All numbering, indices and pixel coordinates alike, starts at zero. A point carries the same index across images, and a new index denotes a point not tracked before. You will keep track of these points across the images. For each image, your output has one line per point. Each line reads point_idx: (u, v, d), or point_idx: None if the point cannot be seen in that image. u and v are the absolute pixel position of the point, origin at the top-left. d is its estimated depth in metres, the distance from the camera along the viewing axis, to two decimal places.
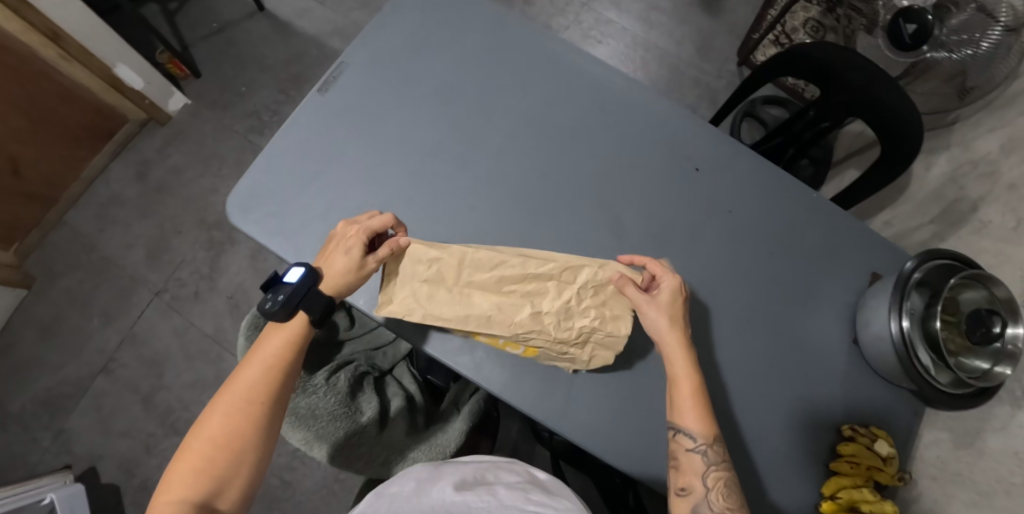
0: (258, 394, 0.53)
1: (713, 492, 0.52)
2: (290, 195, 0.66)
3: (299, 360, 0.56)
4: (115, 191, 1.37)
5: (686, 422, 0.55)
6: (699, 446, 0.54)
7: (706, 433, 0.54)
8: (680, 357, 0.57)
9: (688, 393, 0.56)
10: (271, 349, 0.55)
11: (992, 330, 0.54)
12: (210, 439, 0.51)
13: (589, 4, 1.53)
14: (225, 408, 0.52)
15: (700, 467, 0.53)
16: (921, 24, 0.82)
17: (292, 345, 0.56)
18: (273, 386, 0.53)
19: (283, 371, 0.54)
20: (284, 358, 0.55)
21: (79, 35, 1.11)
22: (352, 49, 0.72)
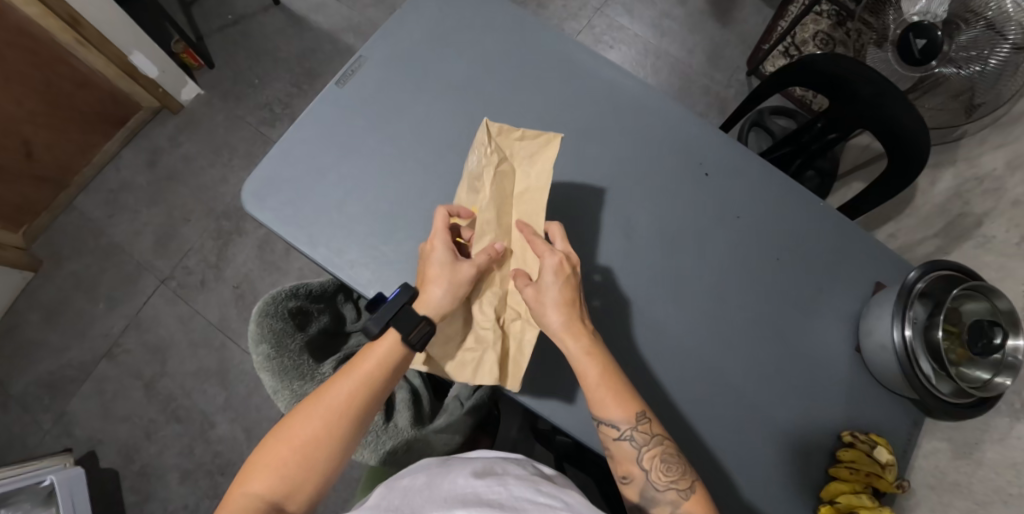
0: (343, 410, 0.51)
1: (654, 472, 0.54)
2: (306, 185, 0.67)
3: (389, 381, 0.54)
4: (125, 177, 1.38)
5: (608, 412, 0.55)
6: (626, 432, 0.55)
7: (629, 418, 0.55)
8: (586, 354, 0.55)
9: (595, 380, 0.55)
10: (364, 365, 0.53)
11: (994, 341, 0.55)
12: (295, 445, 0.50)
13: (602, 9, 1.55)
14: (312, 415, 0.51)
15: (633, 454, 0.55)
16: (931, 39, 0.84)
17: (385, 366, 0.53)
18: (363, 406, 0.52)
19: (375, 394, 0.53)
20: (379, 381, 0.53)
21: (97, 22, 1.12)
22: (371, 43, 0.73)
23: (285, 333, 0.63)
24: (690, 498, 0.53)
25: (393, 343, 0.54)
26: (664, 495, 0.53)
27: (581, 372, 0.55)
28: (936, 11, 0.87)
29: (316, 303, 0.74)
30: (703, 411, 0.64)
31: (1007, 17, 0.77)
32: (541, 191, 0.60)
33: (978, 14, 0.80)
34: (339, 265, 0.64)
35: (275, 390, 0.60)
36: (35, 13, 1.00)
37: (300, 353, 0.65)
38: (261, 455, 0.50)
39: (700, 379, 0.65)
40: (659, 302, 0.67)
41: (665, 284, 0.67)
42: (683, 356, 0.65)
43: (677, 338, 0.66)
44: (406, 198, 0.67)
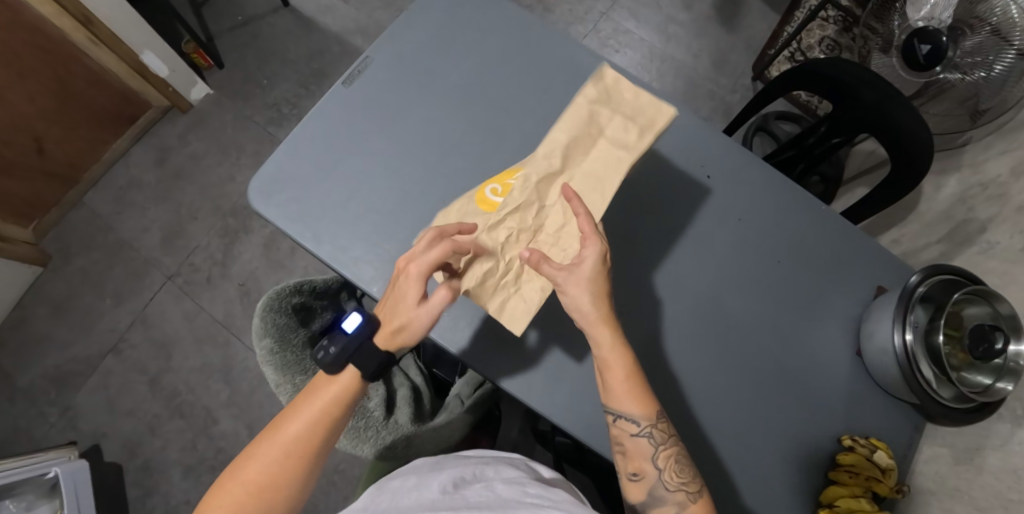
0: (297, 448, 0.52)
1: (666, 472, 0.55)
2: (312, 182, 0.67)
3: (345, 416, 0.54)
4: (134, 174, 1.39)
5: (628, 409, 0.55)
6: (644, 429, 0.55)
7: (649, 415, 0.55)
8: (608, 343, 0.54)
9: (621, 376, 0.55)
10: (321, 402, 0.53)
11: (994, 346, 0.55)
12: (245, 483, 0.51)
13: (608, 13, 1.56)
14: (267, 454, 0.51)
15: (649, 451, 0.55)
16: (936, 45, 0.84)
17: (339, 404, 0.53)
18: (313, 443, 0.52)
19: (326, 430, 0.53)
20: (329, 415, 0.53)
21: (109, 20, 1.14)
22: (377, 44, 0.74)
23: (289, 328, 0.64)
24: (696, 501, 0.54)
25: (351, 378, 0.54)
26: (672, 495, 0.54)
27: (609, 368, 0.55)
28: (940, 17, 0.85)
29: (319, 300, 0.75)
30: (703, 413, 0.64)
31: (1012, 23, 0.78)
32: (626, 150, 0.54)
33: (983, 20, 0.81)
34: (343, 262, 0.64)
35: (277, 384, 0.60)
36: (49, 12, 1.02)
37: (303, 348, 0.65)
38: (213, 495, 0.51)
39: (700, 378, 0.65)
40: (660, 301, 0.67)
41: (666, 285, 0.68)
42: (683, 355, 0.65)
43: (678, 337, 0.66)
44: (408, 197, 0.67)
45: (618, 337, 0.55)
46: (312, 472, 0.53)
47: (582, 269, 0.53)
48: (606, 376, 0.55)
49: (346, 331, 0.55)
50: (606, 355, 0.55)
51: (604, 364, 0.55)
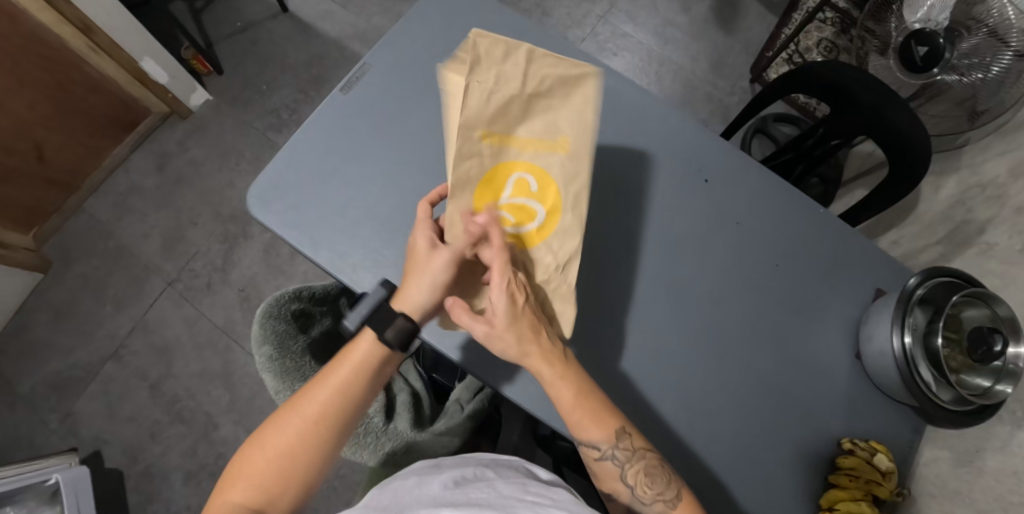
0: (320, 415, 0.51)
1: (639, 487, 0.54)
2: (309, 189, 0.68)
3: (371, 383, 0.54)
4: (134, 181, 1.40)
5: (585, 437, 0.54)
6: (607, 452, 0.54)
7: (609, 437, 0.54)
8: (546, 369, 0.54)
9: (568, 404, 0.54)
10: (346, 368, 0.53)
11: (994, 348, 0.54)
12: (269, 454, 0.50)
13: (606, 17, 1.56)
14: (291, 421, 0.51)
15: (618, 472, 0.55)
16: (932, 47, 0.85)
17: (365, 368, 0.53)
18: (337, 412, 0.52)
19: (351, 397, 0.53)
20: (355, 383, 0.53)
21: (108, 28, 1.14)
22: (375, 50, 0.74)
23: (289, 334, 0.64)
24: (679, 504, 0.53)
25: (372, 343, 0.54)
26: (651, 508, 0.54)
27: (554, 394, 0.54)
28: (937, 19, 0.86)
29: (319, 306, 0.75)
30: (705, 416, 0.64)
31: (1007, 24, 0.78)
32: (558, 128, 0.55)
33: (980, 22, 0.81)
34: (341, 268, 0.64)
35: (278, 391, 0.60)
36: (50, 20, 1.03)
37: (302, 355, 0.65)
38: (235, 468, 0.50)
39: (701, 380, 0.65)
40: (660, 305, 0.67)
41: (665, 290, 0.68)
42: (683, 359, 0.65)
43: (678, 343, 0.66)
44: (407, 203, 0.67)
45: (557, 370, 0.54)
46: (335, 445, 0.53)
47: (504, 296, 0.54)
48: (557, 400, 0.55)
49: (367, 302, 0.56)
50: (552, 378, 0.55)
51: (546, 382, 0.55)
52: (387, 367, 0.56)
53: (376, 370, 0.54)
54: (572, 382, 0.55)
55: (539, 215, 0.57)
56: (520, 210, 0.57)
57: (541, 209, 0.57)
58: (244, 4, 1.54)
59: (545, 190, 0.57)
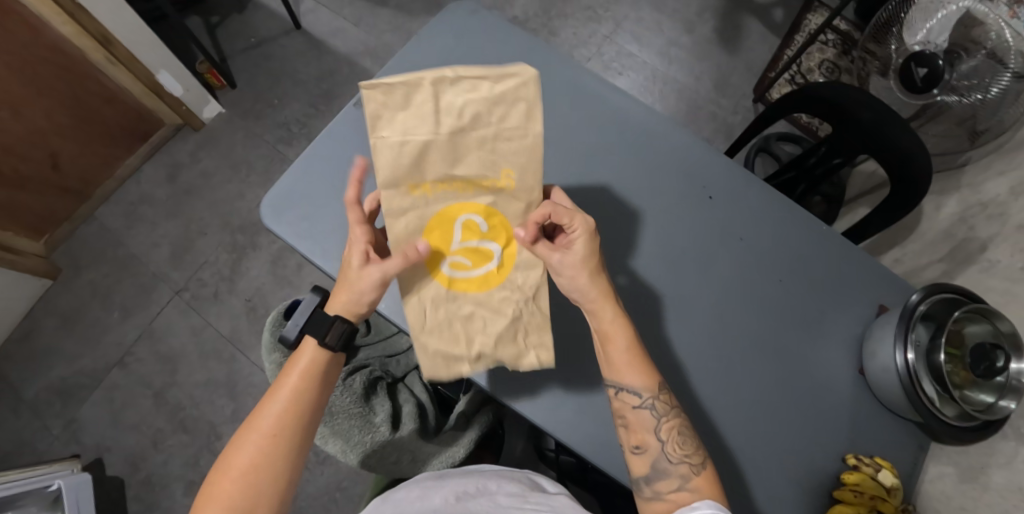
0: (278, 428, 0.52)
1: (669, 444, 0.55)
2: (320, 200, 0.69)
3: (322, 388, 0.56)
4: (145, 190, 1.42)
5: (628, 381, 0.56)
6: (646, 401, 0.56)
7: (650, 386, 0.56)
8: (609, 311, 0.56)
9: (621, 348, 0.56)
10: (292, 378, 0.55)
11: (995, 364, 0.56)
12: (234, 473, 0.50)
13: (611, 37, 1.60)
14: (250, 440, 0.52)
15: (652, 423, 0.56)
16: (932, 68, 0.85)
17: (312, 374, 0.55)
18: (292, 419, 0.53)
19: (307, 402, 0.54)
20: (308, 388, 0.54)
21: (127, 41, 1.17)
22: (388, 67, 0.77)
23: None
24: (700, 473, 0.54)
25: (315, 349, 0.55)
26: (676, 468, 0.54)
27: (611, 338, 0.56)
28: (936, 41, 0.88)
29: None
30: (709, 429, 0.64)
31: (1006, 46, 0.79)
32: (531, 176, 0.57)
33: (979, 44, 0.83)
34: None
35: None
36: (69, 32, 1.06)
37: None
38: (206, 494, 0.50)
39: (706, 391, 0.66)
40: (664, 318, 0.68)
41: (670, 302, 0.69)
42: (687, 371, 0.66)
43: (683, 357, 0.67)
44: None
45: (619, 310, 0.57)
46: (298, 452, 0.53)
47: (572, 255, 0.55)
48: (609, 350, 0.57)
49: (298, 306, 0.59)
50: (606, 326, 0.56)
51: (607, 336, 0.57)
52: (335, 373, 0.58)
53: (323, 374, 0.56)
54: (630, 340, 0.57)
55: (495, 253, 0.55)
56: (474, 253, 0.55)
57: (495, 247, 0.55)
58: (259, 21, 1.58)
59: (494, 225, 0.54)
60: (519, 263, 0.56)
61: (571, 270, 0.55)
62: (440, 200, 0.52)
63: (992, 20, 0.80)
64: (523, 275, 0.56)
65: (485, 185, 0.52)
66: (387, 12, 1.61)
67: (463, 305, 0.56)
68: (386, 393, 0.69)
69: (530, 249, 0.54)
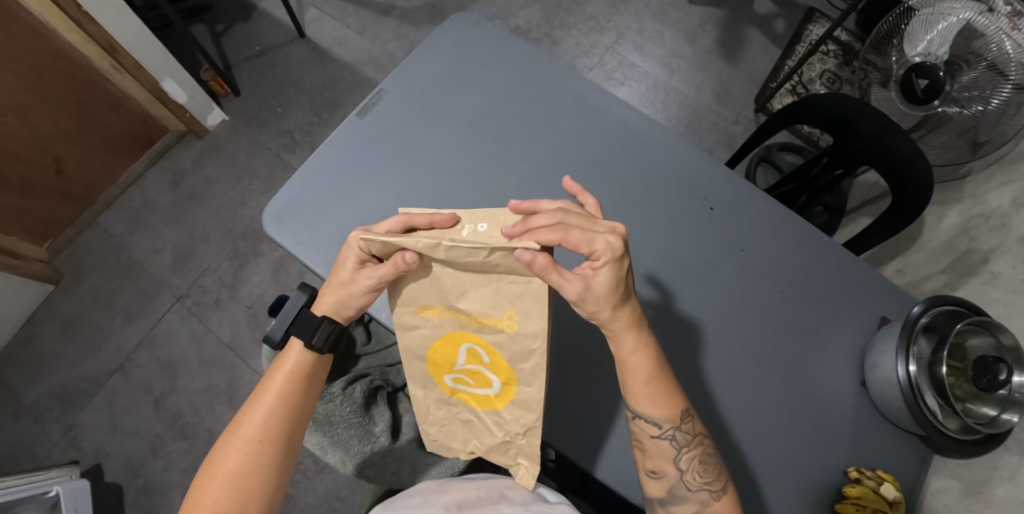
0: (264, 432, 0.52)
1: (689, 474, 0.55)
2: (321, 208, 0.69)
3: (307, 391, 0.55)
4: (149, 197, 1.43)
5: (652, 412, 0.54)
6: (667, 432, 0.55)
7: (674, 418, 0.54)
8: (629, 339, 0.51)
9: (641, 378, 0.53)
10: (275, 382, 0.54)
11: (999, 377, 0.55)
12: (217, 477, 0.50)
13: (613, 47, 1.61)
14: (234, 445, 0.51)
15: (673, 454, 0.55)
16: (933, 80, 0.88)
17: (294, 377, 0.54)
18: (276, 421, 0.53)
19: (292, 404, 0.54)
20: (293, 389, 0.54)
21: (133, 49, 1.18)
22: (392, 77, 0.78)
23: None
24: (720, 499, 0.54)
25: (300, 350, 0.55)
26: (695, 496, 0.54)
27: (632, 369, 0.53)
28: (937, 53, 0.88)
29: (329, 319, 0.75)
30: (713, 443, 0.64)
31: (1007, 58, 0.79)
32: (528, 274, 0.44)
33: (979, 56, 0.82)
34: None
35: None
36: (75, 40, 1.07)
37: None
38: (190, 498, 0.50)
39: (706, 405, 0.65)
40: (666, 330, 0.68)
41: (670, 313, 0.69)
42: (688, 383, 0.66)
43: (684, 369, 0.66)
44: None
45: (641, 341, 0.52)
46: (285, 457, 0.53)
47: (593, 288, 0.46)
48: (628, 377, 0.54)
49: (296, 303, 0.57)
50: (629, 358, 0.52)
51: (630, 367, 0.53)
52: (321, 374, 0.57)
53: (308, 376, 0.55)
54: (660, 376, 0.54)
55: (495, 383, 0.51)
56: (475, 375, 0.51)
57: (496, 379, 0.50)
58: (263, 29, 1.60)
59: (496, 362, 0.49)
60: (518, 399, 0.50)
61: (592, 302, 0.48)
62: (444, 325, 0.48)
63: (993, 32, 0.80)
64: (519, 413, 0.51)
65: (488, 322, 0.46)
66: (391, 21, 1.63)
67: (463, 410, 0.55)
68: (386, 403, 0.69)
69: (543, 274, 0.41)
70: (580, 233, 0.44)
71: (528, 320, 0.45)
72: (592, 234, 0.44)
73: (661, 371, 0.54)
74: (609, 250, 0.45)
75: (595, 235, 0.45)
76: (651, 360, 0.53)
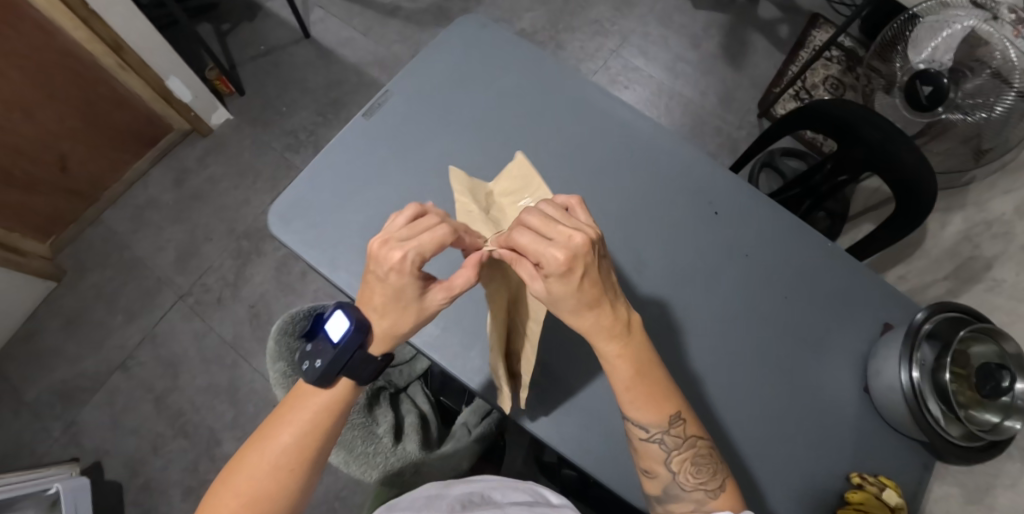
0: (293, 463, 0.49)
1: (681, 475, 0.54)
2: (327, 209, 0.70)
3: (340, 421, 0.51)
4: (152, 195, 1.43)
5: (639, 416, 0.52)
6: (655, 435, 0.53)
7: (662, 421, 0.53)
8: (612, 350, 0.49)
9: (622, 382, 0.51)
10: (307, 410, 0.50)
11: (1002, 384, 0.55)
12: (238, 501, 0.48)
13: (617, 51, 1.61)
14: (258, 471, 0.48)
15: (662, 456, 0.53)
16: (937, 86, 0.87)
17: (332, 410, 0.50)
18: (307, 452, 0.49)
19: (324, 433, 0.50)
20: (325, 419, 0.50)
21: (139, 47, 1.18)
22: (398, 79, 0.78)
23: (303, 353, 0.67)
24: (718, 497, 0.53)
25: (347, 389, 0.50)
26: (689, 495, 0.53)
27: (614, 370, 0.50)
28: (941, 60, 0.87)
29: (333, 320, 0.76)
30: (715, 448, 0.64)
31: (1011, 66, 0.80)
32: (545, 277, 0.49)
33: (984, 63, 0.83)
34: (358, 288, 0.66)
35: None
36: (82, 38, 1.07)
37: None
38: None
39: (707, 411, 0.65)
40: (670, 333, 0.68)
41: (675, 317, 0.69)
42: (691, 387, 0.66)
43: (685, 373, 0.66)
44: None
45: (624, 346, 0.49)
46: (308, 483, 0.51)
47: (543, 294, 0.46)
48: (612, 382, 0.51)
49: (333, 340, 0.48)
50: (617, 365, 0.50)
51: (616, 372, 0.50)
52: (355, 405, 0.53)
53: (345, 407, 0.51)
54: (644, 382, 0.51)
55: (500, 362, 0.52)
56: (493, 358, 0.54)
57: None
58: (269, 29, 1.60)
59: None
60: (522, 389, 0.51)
61: (560, 306, 0.46)
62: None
63: (997, 39, 0.81)
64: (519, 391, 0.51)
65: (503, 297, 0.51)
66: (396, 23, 1.63)
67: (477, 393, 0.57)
68: (388, 404, 0.70)
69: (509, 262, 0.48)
70: (532, 243, 0.44)
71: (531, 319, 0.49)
72: (543, 247, 0.43)
73: (648, 370, 0.51)
74: (552, 265, 0.43)
75: (546, 249, 0.43)
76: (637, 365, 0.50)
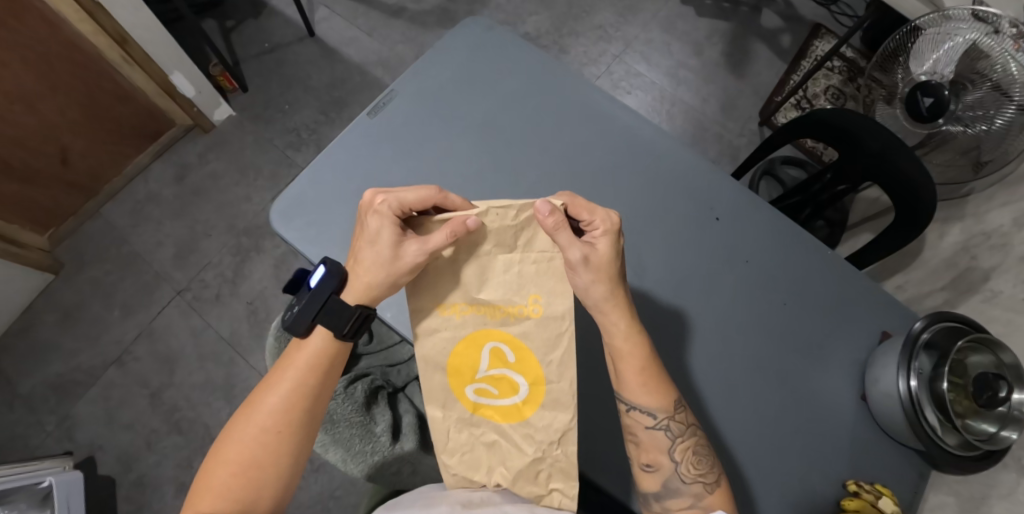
0: (284, 423, 0.51)
1: (683, 465, 0.55)
2: (328, 206, 0.70)
3: (329, 379, 0.54)
4: (153, 190, 1.43)
5: (643, 402, 0.55)
6: (661, 422, 0.55)
7: (667, 408, 0.55)
8: (621, 328, 0.53)
9: (635, 366, 0.54)
10: (294, 373, 0.52)
11: (998, 394, 0.56)
12: (230, 464, 0.49)
13: (621, 56, 1.62)
14: (251, 433, 0.50)
15: (666, 444, 0.55)
16: (937, 99, 0.87)
17: (318, 366, 0.53)
18: (298, 411, 0.51)
19: (312, 392, 0.52)
20: (313, 377, 0.52)
21: (143, 42, 1.19)
22: (401, 80, 0.78)
23: None
24: (714, 492, 0.54)
25: (326, 342, 0.53)
26: (689, 488, 0.55)
27: (624, 356, 0.54)
28: (943, 72, 0.87)
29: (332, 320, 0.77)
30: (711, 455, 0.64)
31: (1011, 79, 0.80)
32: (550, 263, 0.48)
33: (984, 75, 0.83)
34: None
35: None
36: (87, 30, 1.07)
37: None
38: (201, 482, 0.49)
39: (704, 416, 0.66)
40: (668, 337, 0.68)
41: (672, 322, 0.69)
42: (688, 393, 0.66)
43: (682, 378, 0.67)
44: None
45: (633, 329, 0.54)
46: (302, 449, 0.53)
47: (594, 258, 0.49)
48: (621, 367, 0.55)
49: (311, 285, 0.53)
50: (621, 344, 0.54)
51: (618, 355, 0.54)
52: (342, 363, 0.55)
53: (331, 365, 0.54)
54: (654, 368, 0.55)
55: (522, 388, 0.52)
56: (499, 382, 0.52)
57: (523, 382, 0.52)
58: (273, 27, 1.60)
59: (523, 359, 0.51)
60: (548, 401, 0.52)
61: (603, 268, 0.50)
62: (468, 324, 0.50)
63: (998, 53, 0.81)
64: (551, 415, 0.52)
65: (514, 311, 0.49)
66: (400, 23, 1.64)
67: (486, 432, 0.54)
68: (387, 403, 0.69)
69: (553, 232, 0.45)
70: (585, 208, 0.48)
71: (555, 299, 0.48)
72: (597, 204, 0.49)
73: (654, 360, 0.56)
74: (608, 223, 0.49)
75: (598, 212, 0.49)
76: (636, 344, 0.54)
